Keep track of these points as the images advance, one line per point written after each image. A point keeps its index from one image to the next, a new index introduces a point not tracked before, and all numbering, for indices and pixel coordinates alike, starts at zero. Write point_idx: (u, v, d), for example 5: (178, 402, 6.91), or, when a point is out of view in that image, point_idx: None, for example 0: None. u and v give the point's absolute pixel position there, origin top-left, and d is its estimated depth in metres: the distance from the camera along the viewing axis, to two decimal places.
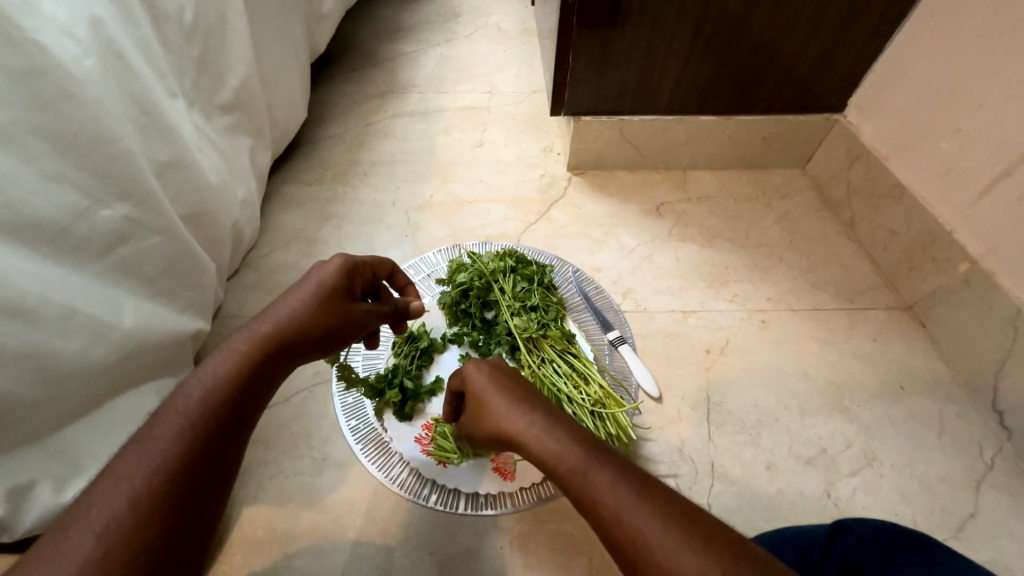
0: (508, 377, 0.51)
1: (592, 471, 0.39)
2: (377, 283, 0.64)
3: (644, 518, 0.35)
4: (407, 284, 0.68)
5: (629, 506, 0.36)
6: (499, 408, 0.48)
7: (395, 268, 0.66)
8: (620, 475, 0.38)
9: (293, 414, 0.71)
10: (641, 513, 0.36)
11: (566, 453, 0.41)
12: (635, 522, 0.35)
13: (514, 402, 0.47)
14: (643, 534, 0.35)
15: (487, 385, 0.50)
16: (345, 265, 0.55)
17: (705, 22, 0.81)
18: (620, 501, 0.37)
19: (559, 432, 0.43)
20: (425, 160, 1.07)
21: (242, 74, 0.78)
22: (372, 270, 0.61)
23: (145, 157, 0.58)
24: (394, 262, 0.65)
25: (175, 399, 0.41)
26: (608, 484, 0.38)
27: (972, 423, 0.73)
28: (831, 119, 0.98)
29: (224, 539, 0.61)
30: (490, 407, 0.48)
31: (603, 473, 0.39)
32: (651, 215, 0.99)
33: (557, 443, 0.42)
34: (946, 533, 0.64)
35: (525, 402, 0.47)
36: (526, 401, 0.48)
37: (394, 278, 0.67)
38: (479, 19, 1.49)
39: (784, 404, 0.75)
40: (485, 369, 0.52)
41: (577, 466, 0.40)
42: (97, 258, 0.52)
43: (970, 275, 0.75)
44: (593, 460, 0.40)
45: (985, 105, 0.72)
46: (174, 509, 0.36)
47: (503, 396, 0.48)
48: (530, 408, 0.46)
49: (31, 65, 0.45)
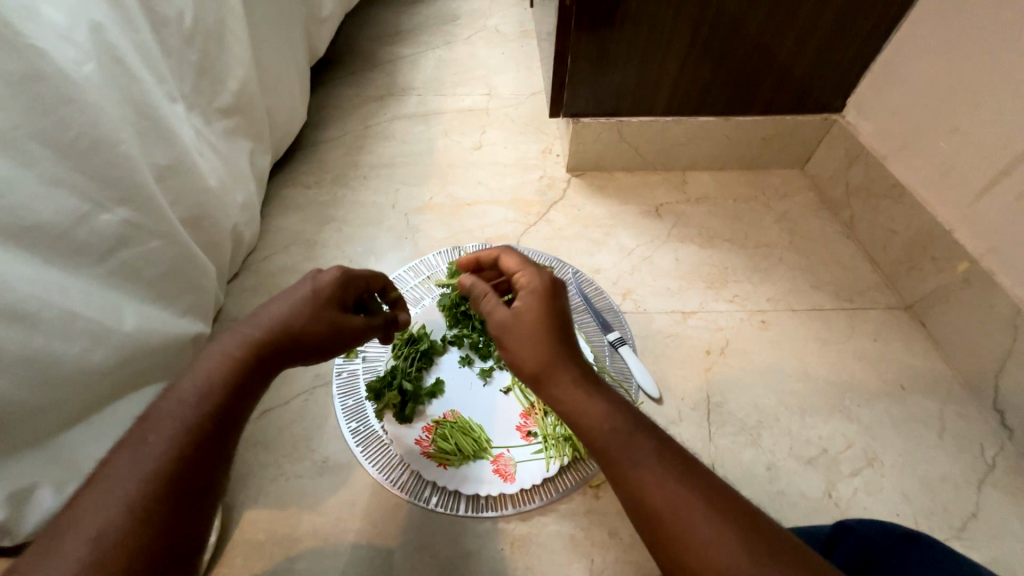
0: (558, 310, 0.49)
1: (638, 440, 0.39)
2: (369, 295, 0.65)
3: (685, 493, 0.36)
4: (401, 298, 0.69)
5: (672, 479, 0.37)
6: (545, 339, 0.46)
7: (388, 282, 0.66)
8: (664, 449, 0.39)
9: (294, 417, 0.71)
10: (682, 487, 0.37)
11: (613, 416, 0.41)
12: (678, 496, 0.36)
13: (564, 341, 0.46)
14: (683, 506, 0.36)
15: (537, 305, 0.49)
16: (341, 276, 0.56)
17: (703, 24, 0.82)
18: (664, 473, 0.38)
19: (606, 396, 0.42)
20: (425, 162, 1.07)
21: (241, 78, 0.78)
22: (369, 280, 0.62)
23: (145, 161, 0.58)
24: (387, 277, 0.66)
25: (166, 404, 0.41)
26: (652, 454, 0.39)
27: (973, 423, 0.73)
28: (830, 119, 0.98)
29: (225, 542, 0.61)
30: (527, 337, 0.46)
31: (649, 442, 0.39)
32: (651, 216, 0.99)
33: (602, 403, 0.42)
34: (948, 533, 0.64)
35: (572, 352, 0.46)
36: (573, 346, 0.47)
37: (387, 292, 0.67)
38: (477, 21, 1.49)
39: (784, 404, 0.75)
40: (535, 296, 0.50)
41: (624, 431, 0.40)
42: (97, 261, 0.52)
43: (970, 275, 0.75)
44: (640, 430, 0.40)
45: (985, 104, 0.72)
46: (169, 513, 0.36)
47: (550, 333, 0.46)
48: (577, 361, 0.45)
49: (31, 70, 0.46)
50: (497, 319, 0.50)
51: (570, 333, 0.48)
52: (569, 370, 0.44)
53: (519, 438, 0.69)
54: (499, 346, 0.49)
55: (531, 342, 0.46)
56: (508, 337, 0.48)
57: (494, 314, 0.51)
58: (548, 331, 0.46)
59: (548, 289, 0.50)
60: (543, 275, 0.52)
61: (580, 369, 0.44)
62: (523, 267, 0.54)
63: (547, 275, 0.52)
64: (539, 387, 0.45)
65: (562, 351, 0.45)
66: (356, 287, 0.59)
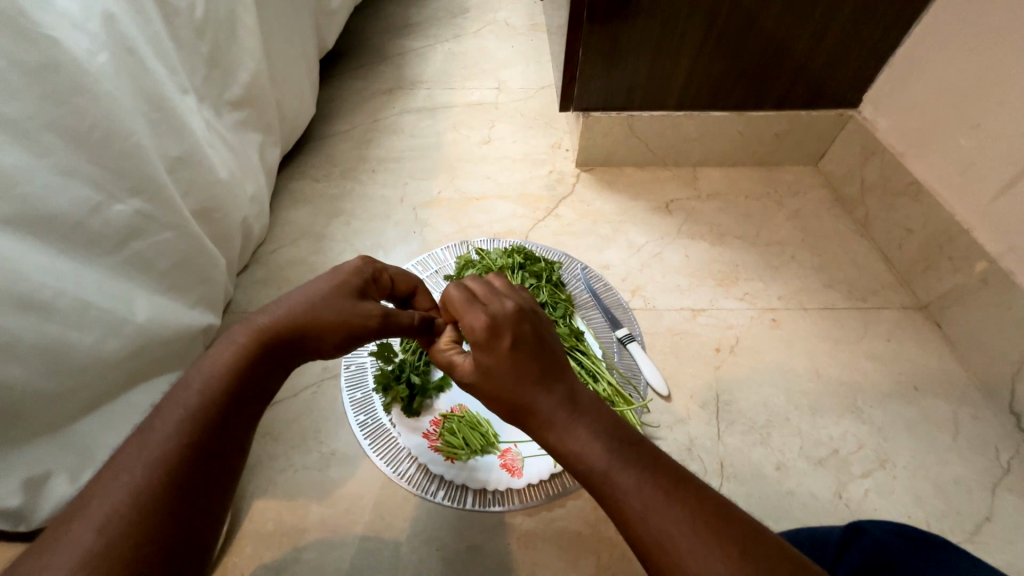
0: (515, 338, 0.44)
1: (618, 474, 0.38)
2: (398, 298, 0.61)
3: (673, 522, 0.35)
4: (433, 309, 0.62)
5: (657, 512, 0.36)
6: (510, 382, 0.42)
7: (420, 289, 0.62)
8: (647, 476, 0.38)
9: (303, 408, 0.72)
10: (669, 517, 0.36)
11: (589, 451, 0.39)
12: (664, 526, 0.35)
13: (534, 375, 0.42)
14: (670, 539, 0.35)
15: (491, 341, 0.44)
16: (361, 266, 0.56)
17: (717, 18, 0.80)
18: (648, 505, 0.36)
19: (581, 425, 0.40)
20: (433, 156, 1.07)
21: (252, 69, 0.78)
22: (392, 280, 0.59)
23: (157, 152, 0.58)
24: (417, 281, 0.62)
25: (174, 393, 0.41)
26: (633, 487, 0.37)
27: (987, 425, 0.72)
28: (846, 115, 0.96)
29: (235, 531, 0.62)
30: (493, 382, 0.43)
31: (629, 475, 0.38)
32: (661, 212, 0.98)
33: (575, 438, 0.39)
34: (960, 536, 0.63)
35: (546, 380, 0.42)
36: (546, 373, 0.42)
37: (417, 300, 0.62)
38: (487, 14, 1.48)
39: (795, 403, 0.74)
40: (484, 343, 0.44)
41: (601, 467, 0.38)
42: (109, 252, 0.52)
43: (989, 275, 0.74)
44: (620, 458, 0.38)
45: (1005, 100, 0.70)
46: (173, 501, 0.36)
47: (516, 370, 0.42)
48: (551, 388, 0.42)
49: (46, 60, 0.46)
50: (465, 371, 0.47)
51: (542, 362, 0.43)
52: (541, 404, 0.41)
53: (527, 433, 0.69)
54: (475, 391, 0.47)
55: (499, 383, 0.43)
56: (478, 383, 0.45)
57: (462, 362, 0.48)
58: (512, 368, 0.42)
59: (493, 321, 0.45)
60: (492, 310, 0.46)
61: (554, 397, 0.41)
62: (464, 309, 0.47)
63: (484, 315, 0.45)
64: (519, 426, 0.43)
65: (532, 379, 0.42)
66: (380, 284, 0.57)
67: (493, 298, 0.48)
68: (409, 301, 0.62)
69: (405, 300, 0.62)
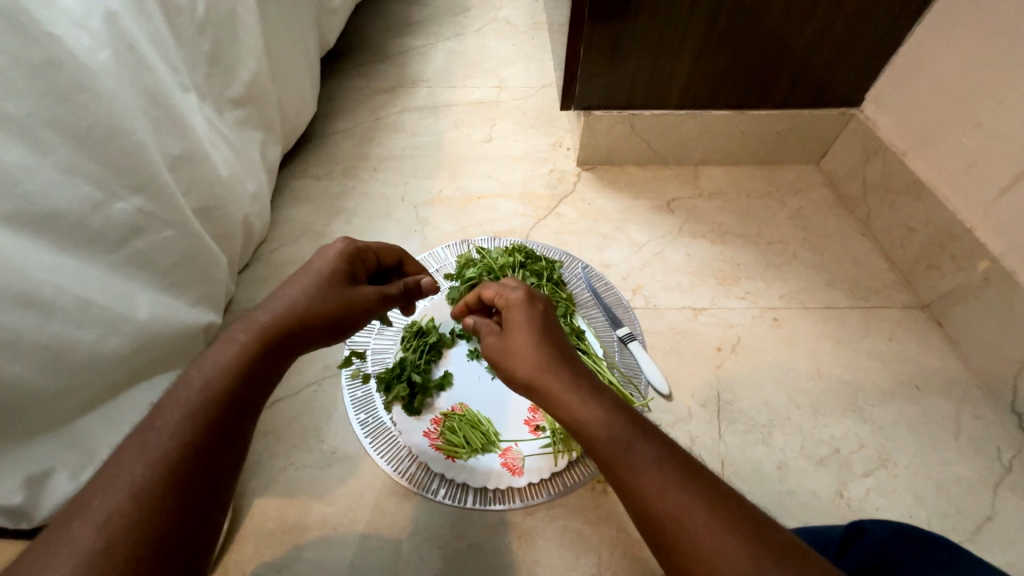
0: (545, 314, 0.50)
1: (637, 446, 0.38)
2: (385, 269, 0.64)
3: (689, 497, 0.36)
4: (420, 271, 0.67)
5: (675, 486, 0.36)
6: (529, 356, 0.45)
7: (404, 256, 0.65)
8: (666, 453, 0.38)
9: (304, 407, 0.72)
10: (686, 493, 0.36)
11: (610, 422, 0.40)
12: (681, 501, 0.35)
13: (552, 353, 0.45)
14: (687, 513, 0.35)
15: (516, 326, 0.49)
16: (347, 249, 0.56)
17: (719, 16, 0.80)
18: (665, 479, 0.37)
19: (603, 397, 0.42)
20: (434, 154, 1.07)
21: (253, 67, 0.78)
22: (377, 255, 0.61)
23: (158, 151, 0.58)
24: (401, 249, 0.64)
25: (175, 391, 0.41)
26: (652, 460, 0.38)
27: (989, 425, 0.72)
28: (848, 114, 0.96)
29: (236, 529, 0.62)
30: (518, 348, 0.46)
31: (648, 448, 0.38)
32: (662, 211, 0.98)
33: (596, 407, 0.41)
34: (961, 535, 0.63)
35: (564, 355, 0.46)
36: (564, 355, 0.46)
37: (404, 267, 0.66)
38: (488, 13, 1.48)
39: (796, 403, 0.74)
40: (519, 309, 0.50)
41: (622, 437, 0.39)
42: (111, 249, 0.52)
43: (991, 274, 0.74)
44: (640, 433, 0.39)
45: (1007, 99, 0.70)
46: (174, 499, 0.36)
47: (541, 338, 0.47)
48: (569, 364, 0.45)
49: (48, 57, 0.46)
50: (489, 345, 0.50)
51: (561, 338, 0.48)
52: (560, 375, 0.44)
53: (528, 432, 0.69)
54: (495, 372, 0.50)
55: (519, 357, 0.46)
56: (499, 362, 0.48)
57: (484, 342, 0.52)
58: (539, 335, 0.47)
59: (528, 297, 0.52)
60: (515, 300, 0.51)
61: (570, 373, 0.44)
62: (501, 288, 0.55)
63: (522, 290, 0.53)
64: (534, 397, 0.45)
65: (554, 351, 0.46)
66: (367, 261, 0.59)
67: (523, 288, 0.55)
68: (398, 268, 0.65)
69: (392, 269, 0.65)
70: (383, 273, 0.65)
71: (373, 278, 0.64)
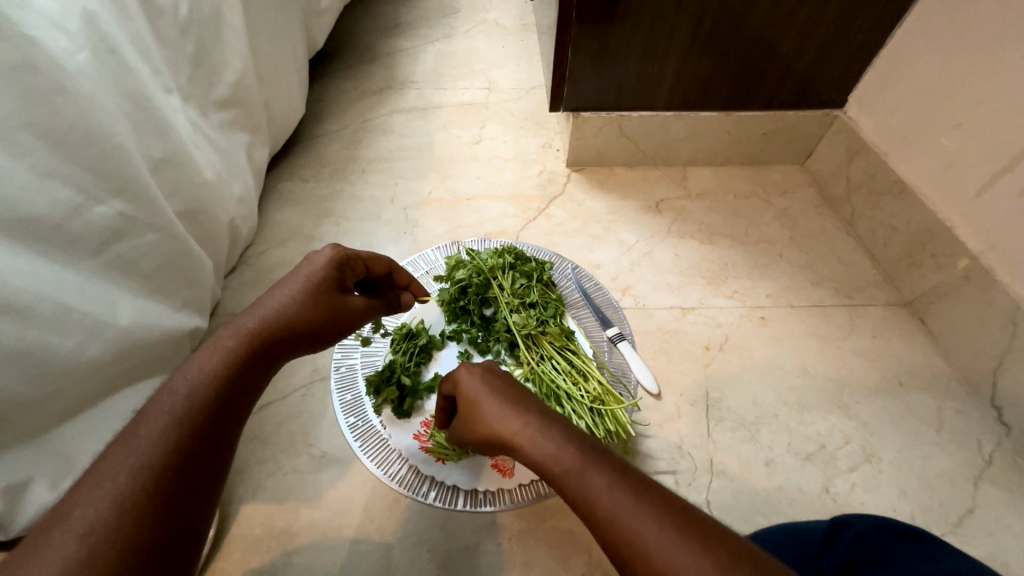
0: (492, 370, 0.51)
1: (589, 474, 0.38)
2: (375, 279, 0.64)
3: (642, 517, 0.35)
4: (411, 281, 0.67)
5: (625, 509, 0.36)
6: (489, 411, 0.46)
7: (394, 266, 0.64)
8: (616, 476, 0.38)
9: (293, 411, 0.71)
10: (639, 512, 0.35)
11: (562, 455, 0.40)
12: (635, 523, 0.35)
13: (505, 404, 0.46)
14: (641, 534, 0.35)
15: (470, 385, 0.50)
16: (337, 256, 0.55)
17: (704, 18, 0.81)
18: (617, 502, 0.36)
19: (554, 431, 0.42)
20: (423, 156, 1.07)
21: (238, 69, 0.77)
22: (367, 266, 0.60)
23: (140, 154, 0.57)
24: (392, 260, 0.64)
25: (160, 399, 0.40)
26: (604, 486, 0.37)
27: (971, 419, 0.73)
28: (832, 115, 0.97)
29: (223, 535, 0.61)
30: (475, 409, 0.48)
31: (599, 474, 0.38)
32: (651, 212, 0.98)
33: (549, 442, 0.41)
34: (944, 528, 0.64)
35: (516, 401, 0.46)
36: (516, 401, 0.47)
37: (393, 276, 0.65)
38: (477, 14, 1.48)
39: (784, 400, 0.75)
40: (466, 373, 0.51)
41: (573, 468, 0.39)
42: (92, 254, 0.52)
43: (971, 272, 0.75)
44: (591, 461, 0.39)
45: (986, 101, 0.72)
46: (159, 508, 0.36)
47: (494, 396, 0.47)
48: (523, 408, 0.45)
49: (23, 59, 0.45)
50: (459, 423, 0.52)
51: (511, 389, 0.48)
52: (513, 422, 0.44)
53: None
54: (466, 430, 0.51)
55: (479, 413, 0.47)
56: (467, 423, 0.50)
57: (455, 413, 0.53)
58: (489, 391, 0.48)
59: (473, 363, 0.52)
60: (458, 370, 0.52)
61: (521, 414, 0.45)
62: None
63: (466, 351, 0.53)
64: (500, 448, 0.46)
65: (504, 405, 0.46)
66: (356, 269, 0.58)
67: None
68: (387, 276, 0.65)
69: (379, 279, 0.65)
70: (373, 282, 0.64)
71: (363, 285, 0.64)
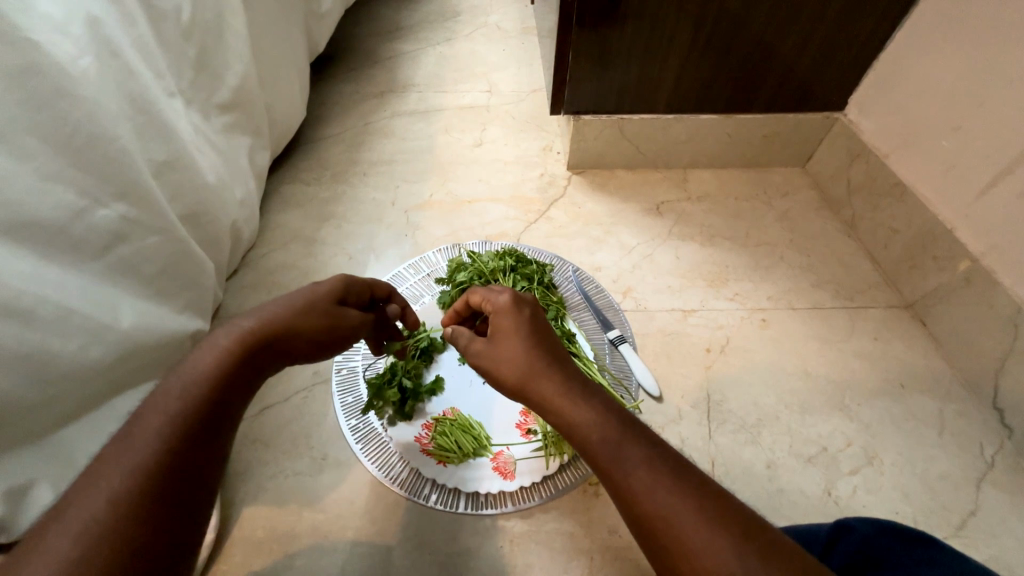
0: (527, 319, 0.50)
1: (626, 448, 0.39)
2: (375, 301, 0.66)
3: (676, 497, 0.36)
4: (406, 309, 0.69)
5: (662, 485, 0.37)
6: (521, 360, 0.46)
7: (393, 292, 0.67)
8: (654, 454, 0.39)
9: (294, 414, 0.71)
10: (674, 493, 0.37)
11: (600, 424, 0.41)
12: (670, 502, 0.36)
13: (542, 357, 0.46)
14: (676, 513, 0.36)
15: (507, 330, 0.49)
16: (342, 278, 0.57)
17: (704, 22, 0.81)
18: (654, 479, 0.37)
19: (593, 401, 0.42)
20: (424, 159, 1.07)
21: (240, 72, 0.78)
22: (370, 287, 0.62)
23: (143, 157, 0.58)
24: (391, 286, 0.67)
25: (154, 400, 0.41)
26: (642, 462, 0.38)
27: (972, 422, 0.73)
28: (832, 117, 0.97)
29: (224, 538, 0.61)
30: (506, 356, 0.47)
31: (638, 449, 0.39)
32: (652, 214, 0.98)
33: (588, 409, 0.42)
34: (946, 531, 0.64)
35: (554, 360, 0.46)
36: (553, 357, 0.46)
37: (391, 300, 0.67)
38: (478, 18, 1.48)
39: (785, 403, 0.75)
40: (500, 317, 0.51)
41: (611, 438, 0.40)
42: (95, 257, 0.52)
43: (971, 274, 0.75)
44: (629, 435, 0.40)
45: (986, 104, 0.72)
46: (154, 507, 0.36)
47: (528, 346, 0.47)
48: (561, 369, 0.45)
49: (28, 64, 0.45)
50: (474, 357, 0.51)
51: (547, 342, 0.48)
52: (551, 379, 0.44)
53: (519, 436, 0.69)
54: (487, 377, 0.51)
55: (511, 365, 0.47)
56: (489, 360, 0.49)
57: (472, 351, 0.52)
58: (524, 342, 0.47)
59: (506, 306, 0.52)
60: (500, 306, 0.52)
61: (562, 377, 0.44)
62: (485, 295, 0.55)
63: (503, 296, 0.53)
64: (523, 398, 0.46)
65: (541, 358, 0.46)
66: (359, 290, 0.60)
67: (492, 293, 0.54)
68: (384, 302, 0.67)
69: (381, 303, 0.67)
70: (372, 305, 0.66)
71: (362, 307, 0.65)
